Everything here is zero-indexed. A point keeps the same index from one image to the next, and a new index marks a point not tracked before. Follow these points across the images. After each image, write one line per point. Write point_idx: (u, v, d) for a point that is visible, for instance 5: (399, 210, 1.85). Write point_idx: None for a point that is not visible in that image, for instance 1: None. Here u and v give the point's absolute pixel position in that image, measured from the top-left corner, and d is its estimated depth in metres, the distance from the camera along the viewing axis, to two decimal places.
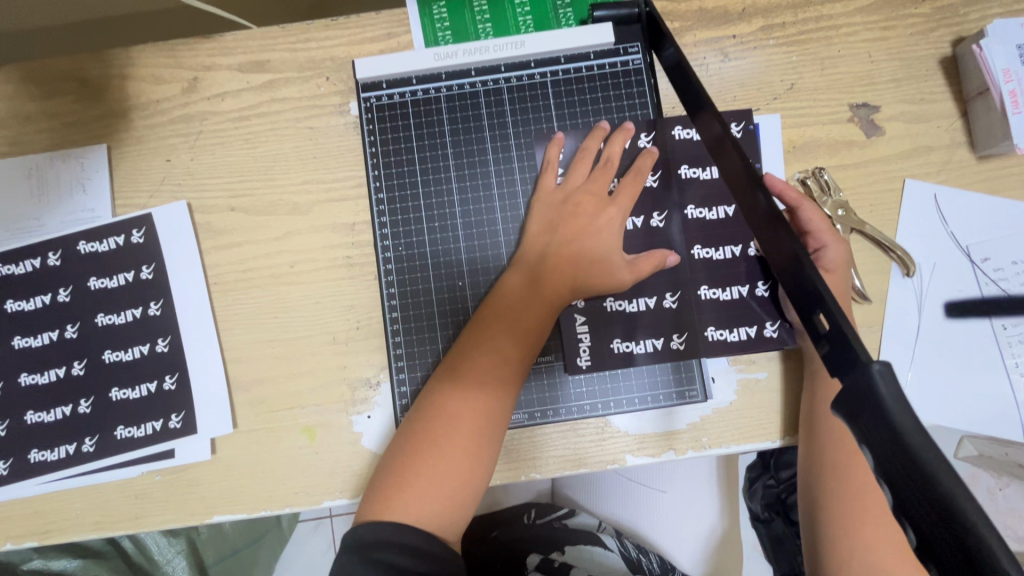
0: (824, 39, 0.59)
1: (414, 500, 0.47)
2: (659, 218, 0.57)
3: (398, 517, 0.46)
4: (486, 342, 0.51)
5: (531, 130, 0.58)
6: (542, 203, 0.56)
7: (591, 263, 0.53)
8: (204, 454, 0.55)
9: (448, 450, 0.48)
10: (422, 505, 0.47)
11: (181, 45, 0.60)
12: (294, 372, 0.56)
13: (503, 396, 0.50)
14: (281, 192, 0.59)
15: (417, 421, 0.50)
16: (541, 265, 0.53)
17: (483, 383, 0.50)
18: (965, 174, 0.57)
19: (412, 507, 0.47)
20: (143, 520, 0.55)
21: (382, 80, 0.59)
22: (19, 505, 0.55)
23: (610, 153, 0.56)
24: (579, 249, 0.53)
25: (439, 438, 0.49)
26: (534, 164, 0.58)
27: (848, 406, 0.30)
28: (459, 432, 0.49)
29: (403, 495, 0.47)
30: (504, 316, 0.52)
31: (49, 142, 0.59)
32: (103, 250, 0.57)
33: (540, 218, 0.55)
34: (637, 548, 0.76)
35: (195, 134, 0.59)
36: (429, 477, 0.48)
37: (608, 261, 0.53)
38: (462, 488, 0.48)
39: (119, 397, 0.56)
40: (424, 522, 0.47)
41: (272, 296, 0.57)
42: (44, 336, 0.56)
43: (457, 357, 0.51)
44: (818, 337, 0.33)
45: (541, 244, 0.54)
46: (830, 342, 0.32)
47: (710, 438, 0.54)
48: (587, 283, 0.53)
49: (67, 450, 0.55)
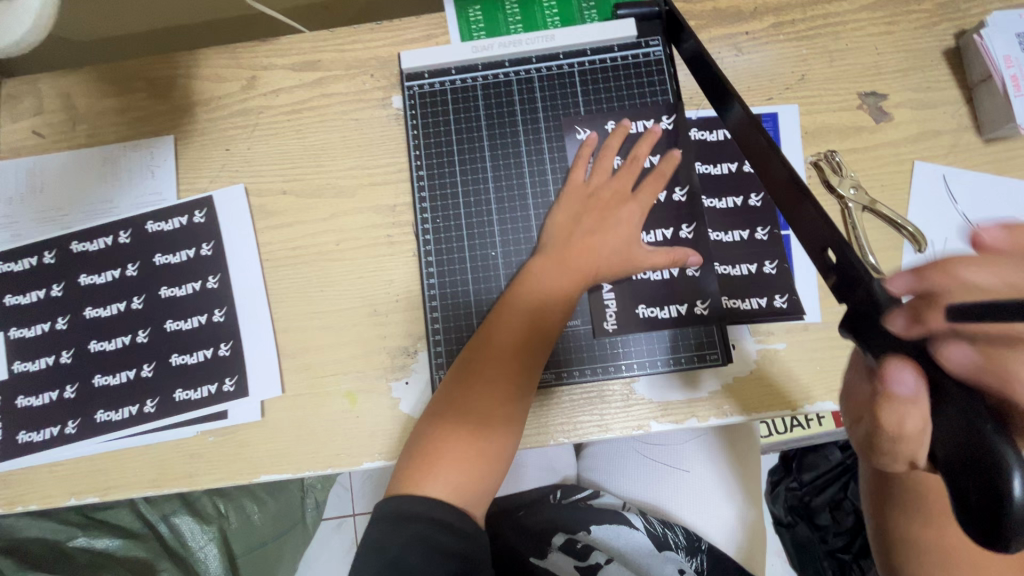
0: (831, 34, 0.63)
1: (447, 473, 0.51)
2: (678, 193, 0.61)
3: (433, 489, 0.50)
4: (517, 317, 0.55)
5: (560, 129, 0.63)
6: (570, 194, 0.60)
7: (610, 249, 0.57)
8: (254, 415, 0.59)
9: (482, 419, 0.52)
10: (455, 479, 0.51)
11: (242, 48, 0.67)
12: (338, 342, 0.61)
13: (530, 373, 0.54)
14: (328, 177, 0.64)
15: (455, 389, 0.53)
16: (568, 248, 0.57)
17: (512, 363, 0.54)
18: (973, 156, 0.60)
19: (449, 476, 0.50)
20: (197, 478, 0.59)
21: (424, 70, 0.64)
22: (85, 461, 0.59)
23: (637, 152, 0.60)
24: (598, 240, 0.57)
25: (474, 406, 0.52)
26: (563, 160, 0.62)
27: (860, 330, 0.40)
28: (487, 407, 0.52)
29: (440, 465, 0.51)
30: (536, 293, 0.55)
31: (124, 134, 0.66)
32: (167, 229, 0.63)
33: (564, 210, 0.59)
34: (661, 524, 0.77)
35: (252, 126, 0.65)
36: (460, 450, 0.51)
37: (627, 251, 0.57)
38: (489, 463, 0.52)
39: (178, 362, 0.61)
40: (454, 492, 0.50)
41: (319, 270, 0.62)
42: (113, 307, 0.62)
43: (490, 329, 0.55)
44: (828, 269, 0.43)
45: (566, 231, 0.58)
46: (837, 274, 0.41)
47: (731, 405, 0.57)
48: (605, 274, 0.57)
49: (131, 411, 0.60)
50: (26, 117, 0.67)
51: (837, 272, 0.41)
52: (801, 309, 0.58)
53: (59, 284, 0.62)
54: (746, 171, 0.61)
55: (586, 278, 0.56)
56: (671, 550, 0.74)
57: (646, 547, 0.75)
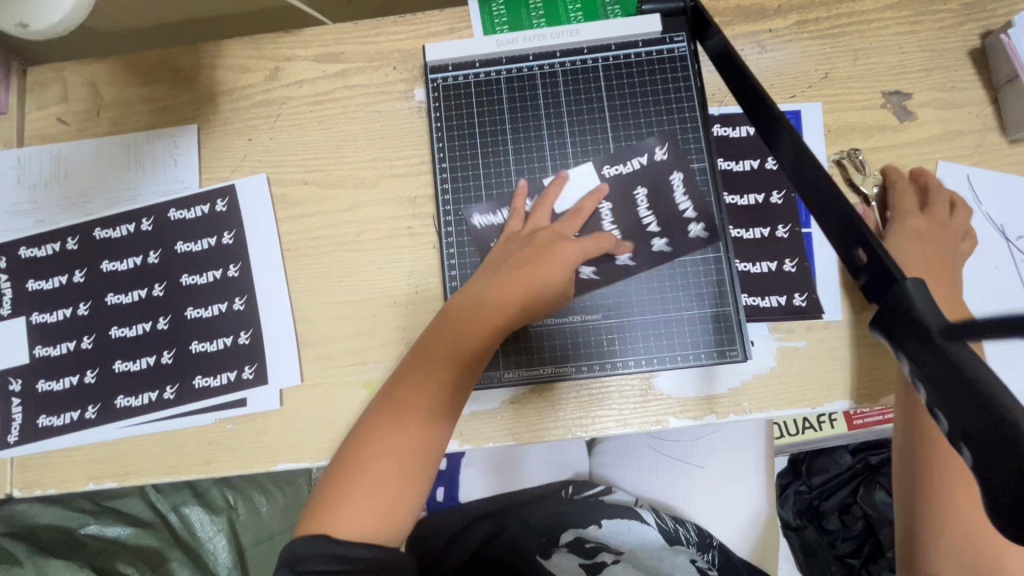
0: (856, 32, 0.63)
1: (355, 510, 0.47)
2: (660, 242, 0.60)
3: (338, 529, 0.46)
4: (441, 345, 0.52)
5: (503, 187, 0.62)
6: (508, 238, 0.58)
7: (541, 283, 0.54)
8: (273, 403, 0.60)
9: (397, 452, 0.49)
10: (363, 515, 0.47)
11: (266, 39, 0.67)
12: (357, 332, 0.61)
13: (449, 405, 0.51)
14: (350, 169, 0.64)
15: (368, 423, 0.51)
16: (494, 279, 0.55)
17: (434, 390, 0.51)
18: (998, 157, 0.60)
19: (357, 513, 0.47)
20: (214, 465, 0.59)
21: (448, 63, 0.65)
22: (104, 446, 0.60)
23: (583, 205, 0.59)
24: (527, 274, 0.54)
25: (390, 438, 0.50)
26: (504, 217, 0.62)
27: (885, 325, 0.35)
28: (400, 438, 0.50)
29: (347, 502, 0.48)
30: (461, 321, 0.53)
31: (148, 123, 0.66)
32: (190, 218, 0.63)
33: (499, 248, 0.58)
34: (673, 520, 0.77)
35: (275, 116, 0.66)
36: (376, 474, 0.48)
37: (558, 282, 0.55)
38: (402, 493, 0.49)
39: (199, 350, 0.61)
40: (366, 528, 0.47)
41: (339, 261, 0.62)
42: (134, 293, 0.62)
43: (416, 359, 0.53)
44: (858, 269, 0.39)
45: (495, 267, 0.56)
46: (869, 272, 0.38)
47: (751, 403, 0.57)
48: (536, 302, 0.54)
49: (151, 397, 0.60)
50: (51, 105, 0.67)
51: (868, 273, 0.38)
52: (821, 307, 0.58)
53: (81, 270, 0.63)
54: (770, 168, 0.61)
55: (512, 311, 0.54)
56: (682, 544, 0.74)
57: (656, 542, 0.74)
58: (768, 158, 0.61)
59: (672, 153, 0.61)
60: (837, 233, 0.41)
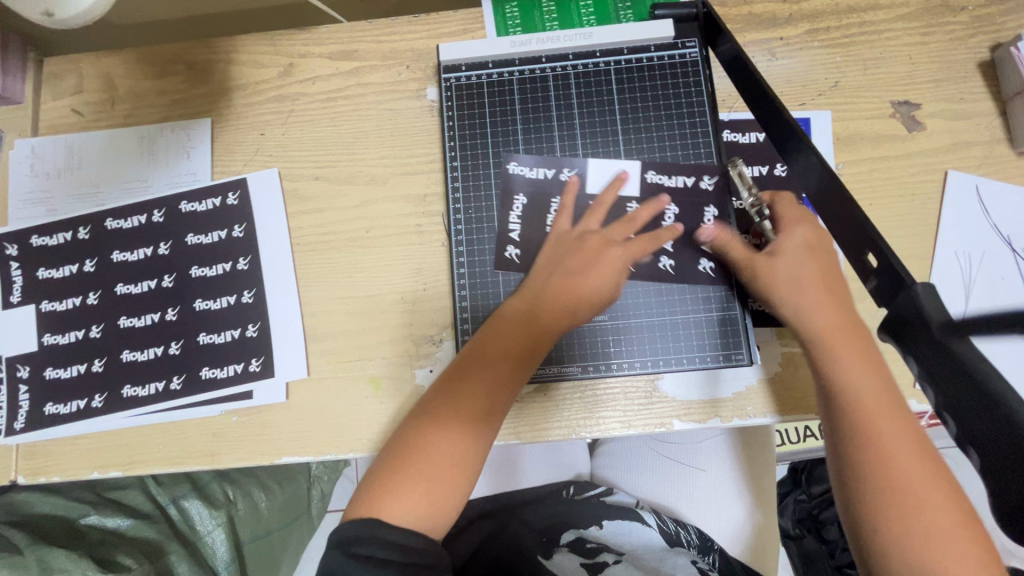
0: (866, 42, 0.64)
1: (408, 498, 0.49)
2: (666, 260, 0.60)
3: (391, 513, 0.48)
4: (498, 346, 0.53)
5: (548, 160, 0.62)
6: (557, 241, 0.57)
7: (594, 288, 0.54)
8: (279, 396, 0.60)
9: (452, 446, 0.50)
10: (414, 504, 0.49)
11: (281, 36, 0.68)
12: (364, 328, 0.61)
13: (491, 418, 0.52)
14: (361, 165, 0.65)
15: (426, 417, 0.52)
16: (550, 283, 0.54)
17: (490, 391, 0.52)
18: (1005, 168, 0.61)
19: (408, 502, 0.49)
20: (218, 457, 0.59)
21: (461, 63, 0.65)
22: (110, 435, 0.60)
23: (639, 212, 0.57)
24: (579, 282, 0.54)
25: (446, 433, 0.51)
26: (546, 201, 0.62)
27: (893, 327, 0.43)
28: (455, 441, 0.51)
29: (399, 490, 0.49)
30: (519, 324, 0.53)
31: (161, 115, 0.67)
32: (200, 210, 0.64)
33: (547, 253, 0.57)
34: (675, 523, 0.78)
35: (288, 112, 0.66)
36: (432, 468, 0.50)
37: (604, 295, 0.55)
38: (452, 487, 0.50)
39: (206, 341, 0.61)
40: (417, 516, 0.49)
41: (348, 256, 0.63)
42: (144, 284, 0.63)
43: (468, 359, 0.53)
44: (869, 271, 0.46)
45: (545, 272, 0.56)
46: (878, 277, 0.45)
47: (754, 407, 0.57)
48: (586, 308, 0.54)
49: (157, 387, 0.61)
50: (66, 96, 0.68)
51: (878, 275, 0.45)
52: None
53: (92, 260, 0.63)
54: (779, 175, 0.61)
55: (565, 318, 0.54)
56: (683, 547, 0.74)
57: (657, 544, 0.74)
58: (777, 165, 0.62)
59: (719, 186, 0.61)
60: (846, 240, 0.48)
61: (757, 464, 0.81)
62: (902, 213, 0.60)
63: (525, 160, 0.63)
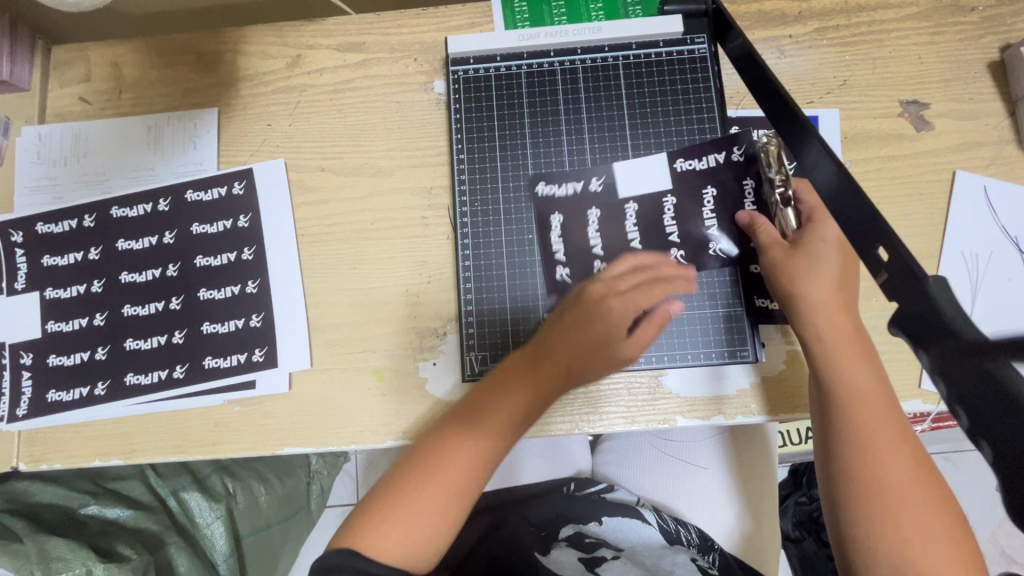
0: (875, 41, 0.64)
1: (398, 527, 0.48)
2: (678, 252, 0.59)
3: (383, 537, 0.48)
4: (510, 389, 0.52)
5: (573, 176, 0.61)
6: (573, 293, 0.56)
7: (600, 342, 0.52)
8: (281, 387, 0.60)
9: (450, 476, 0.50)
10: (402, 534, 0.48)
11: (289, 27, 0.68)
12: (367, 319, 0.61)
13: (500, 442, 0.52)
14: (367, 157, 0.65)
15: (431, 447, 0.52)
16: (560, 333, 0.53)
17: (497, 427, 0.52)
18: (1014, 169, 0.60)
19: (397, 532, 0.48)
20: (220, 446, 0.59)
21: (469, 56, 0.65)
22: (112, 423, 0.60)
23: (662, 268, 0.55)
24: (587, 337, 0.52)
25: (448, 463, 0.51)
26: (583, 211, 0.61)
27: (901, 318, 0.43)
28: (469, 473, 0.51)
29: (389, 519, 0.49)
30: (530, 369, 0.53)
31: (168, 105, 0.67)
32: (206, 199, 0.64)
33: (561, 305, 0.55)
34: (675, 522, 0.77)
35: (295, 103, 0.66)
36: (426, 499, 0.50)
37: (614, 352, 0.53)
38: (443, 516, 0.50)
39: (209, 331, 0.61)
40: (401, 549, 0.48)
41: (352, 248, 0.63)
42: (148, 273, 0.63)
43: (478, 398, 0.53)
44: (877, 267, 0.45)
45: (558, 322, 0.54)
46: (887, 271, 0.44)
47: (758, 405, 0.57)
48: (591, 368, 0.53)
49: (160, 375, 0.61)
50: (74, 83, 0.68)
51: (885, 270, 0.44)
52: None
53: (97, 248, 0.63)
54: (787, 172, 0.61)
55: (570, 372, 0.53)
56: (682, 545, 0.73)
57: (656, 542, 0.74)
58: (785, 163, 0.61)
59: (750, 156, 0.59)
60: (859, 232, 0.47)
61: (757, 462, 0.80)
62: (910, 212, 0.60)
63: (550, 178, 0.62)
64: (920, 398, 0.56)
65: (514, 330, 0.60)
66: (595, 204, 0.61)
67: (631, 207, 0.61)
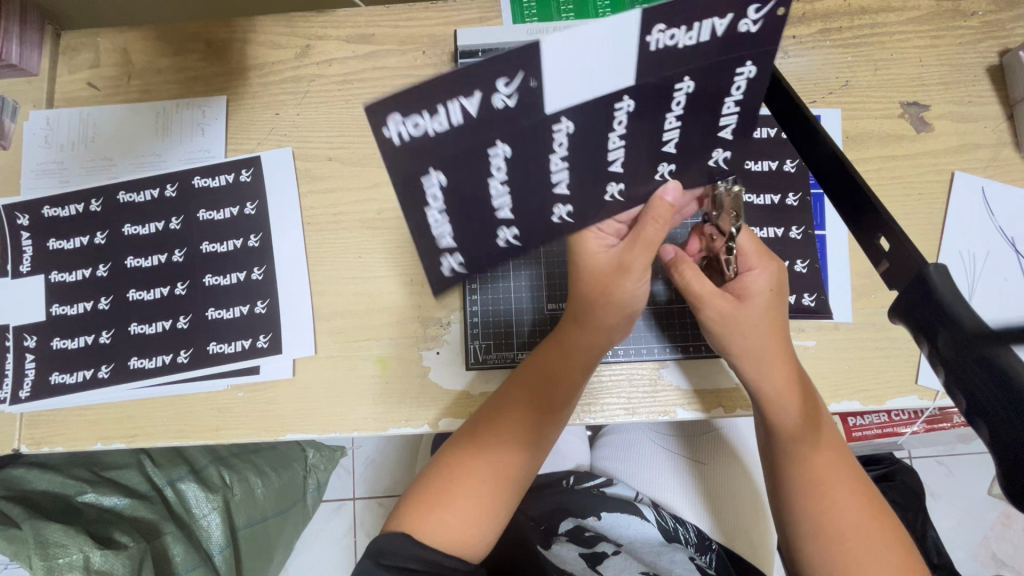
0: (877, 43, 0.65)
1: (453, 516, 0.52)
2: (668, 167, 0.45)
3: (435, 529, 0.51)
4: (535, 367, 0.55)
5: (434, 79, 0.32)
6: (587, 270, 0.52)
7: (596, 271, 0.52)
8: (285, 372, 0.60)
9: (494, 462, 0.53)
10: (456, 526, 0.51)
11: (298, 17, 0.68)
12: (372, 308, 0.61)
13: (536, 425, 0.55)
14: (374, 147, 0.65)
15: (476, 438, 0.54)
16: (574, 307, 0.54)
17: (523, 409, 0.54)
18: (1011, 170, 0.62)
19: (448, 523, 0.51)
20: (223, 431, 0.59)
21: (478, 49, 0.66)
22: (115, 406, 0.60)
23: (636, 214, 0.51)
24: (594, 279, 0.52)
25: (489, 448, 0.54)
26: (482, 150, 0.36)
27: (902, 309, 0.42)
28: (506, 466, 0.54)
29: (438, 511, 0.52)
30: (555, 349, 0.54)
31: (177, 92, 0.67)
32: (213, 186, 0.64)
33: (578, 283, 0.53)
34: (674, 519, 0.77)
35: (304, 92, 0.67)
36: (475, 489, 0.53)
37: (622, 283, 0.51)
38: (490, 503, 0.53)
39: (214, 316, 0.62)
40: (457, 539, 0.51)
41: (358, 237, 0.63)
42: (153, 258, 0.63)
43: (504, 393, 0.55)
44: (879, 255, 0.45)
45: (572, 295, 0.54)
46: (889, 261, 0.44)
47: None
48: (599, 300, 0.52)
49: (164, 360, 0.61)
50: (82, 69, 0.68)
51: (888, 259, 0.44)
52: (829, 308, 0.59)
53: (103, 233, 0.64)
54: (789, 170, 0.62)
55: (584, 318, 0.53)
56: (680, 544, 0.74)
57: (654, 539, 0.74)
58: (787, 161, 0.62)
59: (769, 26, 0.36)
60: (857, 223, 0.47)
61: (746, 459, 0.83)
62: (908, 212, 0.61)
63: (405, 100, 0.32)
64: (916, 394, 0.57)
65: (518, 320, 0.62)
66: (497, 134, 0.36)
67: (561, 128, 0.37)
